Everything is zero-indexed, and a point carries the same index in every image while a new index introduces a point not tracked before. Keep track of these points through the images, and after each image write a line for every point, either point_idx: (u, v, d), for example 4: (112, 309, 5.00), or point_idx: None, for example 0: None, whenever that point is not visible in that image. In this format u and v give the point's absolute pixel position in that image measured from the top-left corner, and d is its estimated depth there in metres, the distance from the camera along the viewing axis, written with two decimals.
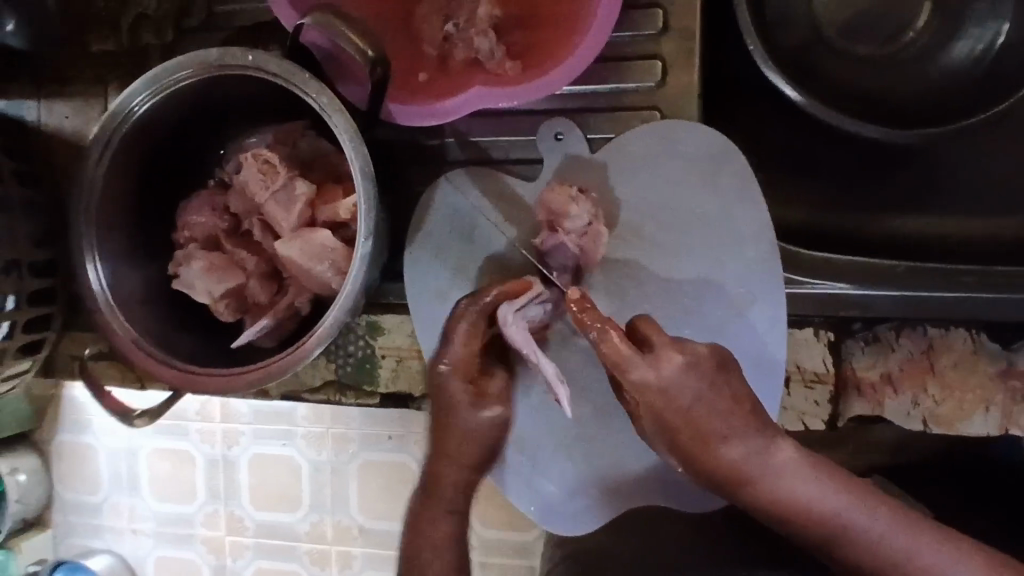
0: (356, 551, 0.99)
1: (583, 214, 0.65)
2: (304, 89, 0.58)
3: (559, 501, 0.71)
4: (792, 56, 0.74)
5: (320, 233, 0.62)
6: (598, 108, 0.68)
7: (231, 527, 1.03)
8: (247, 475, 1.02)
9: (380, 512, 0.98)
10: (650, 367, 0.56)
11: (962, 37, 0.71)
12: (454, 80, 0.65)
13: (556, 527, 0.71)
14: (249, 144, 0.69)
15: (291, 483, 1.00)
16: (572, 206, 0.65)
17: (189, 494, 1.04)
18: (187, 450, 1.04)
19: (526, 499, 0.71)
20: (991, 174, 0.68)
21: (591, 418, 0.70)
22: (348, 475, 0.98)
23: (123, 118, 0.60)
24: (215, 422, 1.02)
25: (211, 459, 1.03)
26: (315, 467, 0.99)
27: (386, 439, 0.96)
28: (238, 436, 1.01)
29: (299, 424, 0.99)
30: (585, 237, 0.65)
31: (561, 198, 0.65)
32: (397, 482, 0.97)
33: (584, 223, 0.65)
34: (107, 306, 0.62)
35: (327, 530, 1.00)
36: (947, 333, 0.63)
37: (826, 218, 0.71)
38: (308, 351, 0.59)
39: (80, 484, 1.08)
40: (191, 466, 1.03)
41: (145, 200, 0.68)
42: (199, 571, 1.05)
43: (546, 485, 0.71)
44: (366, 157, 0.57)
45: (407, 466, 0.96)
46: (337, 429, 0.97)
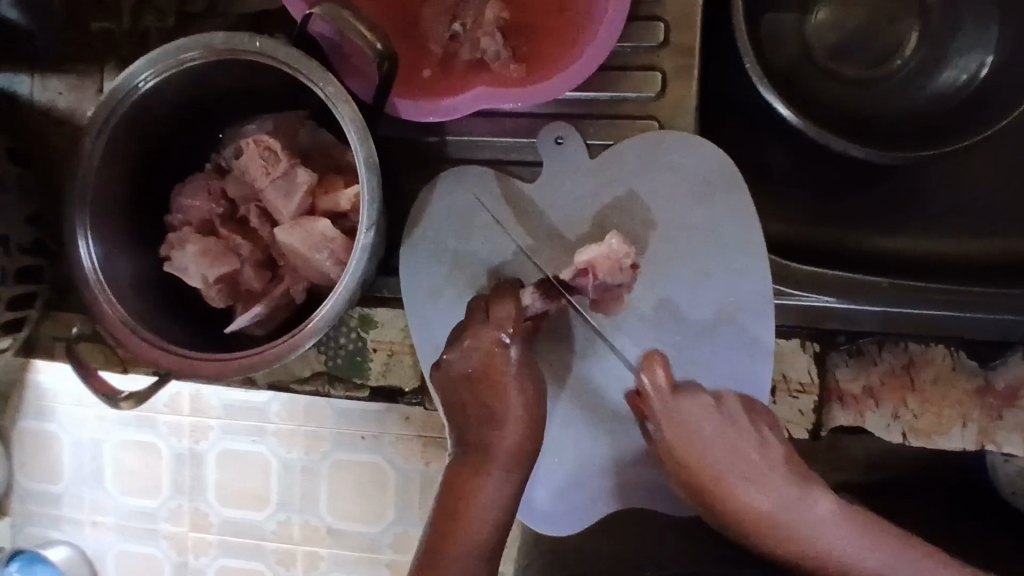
0: (323, 552, 0.99)
1: (619, 279, 0.66)
2: (312, 79, 0.58)
3: (557, 503, 0.70)
4: (782, 77, 0.76)
5: (321, 223, 0.62)
6: (597, 114, 0.69)
7: (196, 524, 1.01)
8: (214, 471, 1.00)
9: (354, 510, 0.98)
10: (676, 402, 0.65)
11: (939, 74, 0.75)
12: (457, 79, 0.65)
13: (561, 529, 0.70)
14: (247, 130, 0.68)
15: (261, 481, 0.99)
16: (615, 271, 0.65)
17: (154, 489, 1.02)
18: (153, 441, 1.01)
19: (528, 511, 0.70)
20: (968, 197, 0.71)
21: (584, 426, 0.70)
22: (319, 474, 0.98)
23: (126, 94, 0.60)
24: (183, 415, 1.00)
25: (177, 453, 1.00)
26: (284, 464, 0.98)
27: (360, 439, 0.97)
28: (207, 431, 0.99)
29: (270, 421, 0.98)
30: (608, 292, 0.67)
31: (609, 267, 0.64)
32: (371, 485, 0.97)
33: (614, 285, 0.66)
34: (99, 286, 0.61)
35: (295, 529, 0.99)
36: (927, 348, 0.66)
37: (809, 230, 0.72)
38: (300, 343, 0.59)
39: (42, 472, 1.04)
40: (157, 459, 1.01)
41: (140, 181, 0.67)
42: (161, 566, 1.03)
43: (543, 491, 0.70)
44: (371, 149, 0.57)
45: (381, 467, 0.96)
46: (309, 428, 0.97)
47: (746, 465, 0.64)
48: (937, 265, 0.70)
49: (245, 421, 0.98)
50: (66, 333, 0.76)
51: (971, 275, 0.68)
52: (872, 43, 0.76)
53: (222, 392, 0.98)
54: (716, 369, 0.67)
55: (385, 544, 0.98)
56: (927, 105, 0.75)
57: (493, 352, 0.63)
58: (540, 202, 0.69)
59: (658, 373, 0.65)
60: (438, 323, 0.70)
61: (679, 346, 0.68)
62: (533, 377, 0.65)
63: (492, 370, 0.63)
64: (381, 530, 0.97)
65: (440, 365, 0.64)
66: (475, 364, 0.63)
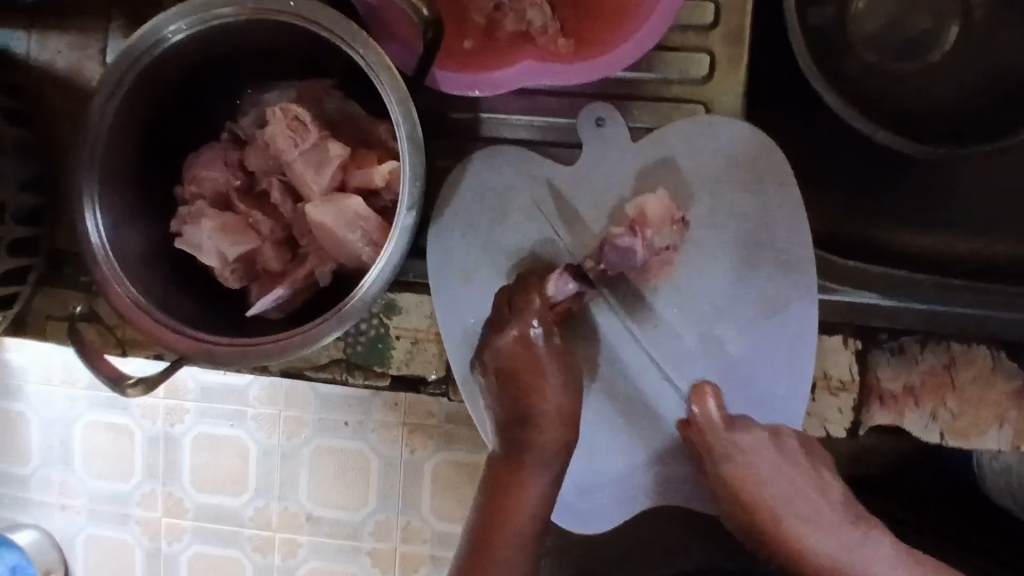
0: (302, 540, 0.95)
1: (666, 240, 0.64)
2: (351, 44, 0.54)
3: (592, 500, 0.68)
4: (826, 55, 0.73)
5: (353, 200, 0.58)
6: (639, 95, 0.66)
7: (169, 509, 0.96)
8: (190, 455, 0.95)
9: (338, 501, 0.93)
10: (732, 433, 0.64)
11: (979, 67, 0.73)
12: (500, 51, 0.62)
13: (607, 524, 0.69)
14: (269, 98, 0.64)
15: (239, 466, 0.94)
16: (666, 225, 0.64)
17: (127, 472, 0.96)
18: (126, 425, 0.96)
19: (560, 511, 0.68)
20: (1002, 197, 0.70)
21: (620, 420, 0.67)
22: (299, 459, 0.93)
23: (154, 43, 0.55)
24: (158, 399, 0.95)
25: (151, 436, 0.96)
26: (264, 450, 0.94)
27: (344, 426, 0.92)
28: (183, 414, 0.95)
29: (249, 406, 0.94)
30: (656, 256, 0.65)
31: (661, 217, 0.64)
32: (351, 469, 0.93)
33: (662, 246, 0.64)
34: (107, 261, 0.56)
35: (272, 516, 0.95)
36: (969, 349, 0.65)
37: (844, 225, 0.71)
38: (326, 330, 0.55)
39: (7, 452, 0.98)
40: (129, 442, 0.96)
41: (151, 147, 0.62)
42: (133, 553, 0.98)
43: (573, 488, 0.68)
44: (414, 123, 0.53)
45: (365, 454, 0.92)
46: (292, 413, 0.93)
47: (782, 484, 0.66)
48: (962, 263, 0.69)
49: (223, 404, 0.94)
50: (66, 311, 0.71)
51: (993, 273, 0.68)
52: (909, 33, 0.74)
53: (197, 373, 0.93)
54: (755, 361, 0.66)
55: (367, 534, 0.94)
56: (962, 99, 0.73)
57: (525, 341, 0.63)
58: (578, 187, 0.66)
59: (709, 405, 0.64)
60: (468, 308, 0.67)
61: (719, 336, 0.66)
62: (568, 368, 0.64)
63: (523, 358, 0.62)
64: (363, 518, 0.93)
65: (478, 350, 0.64)
66: (504, 343, 0.63)
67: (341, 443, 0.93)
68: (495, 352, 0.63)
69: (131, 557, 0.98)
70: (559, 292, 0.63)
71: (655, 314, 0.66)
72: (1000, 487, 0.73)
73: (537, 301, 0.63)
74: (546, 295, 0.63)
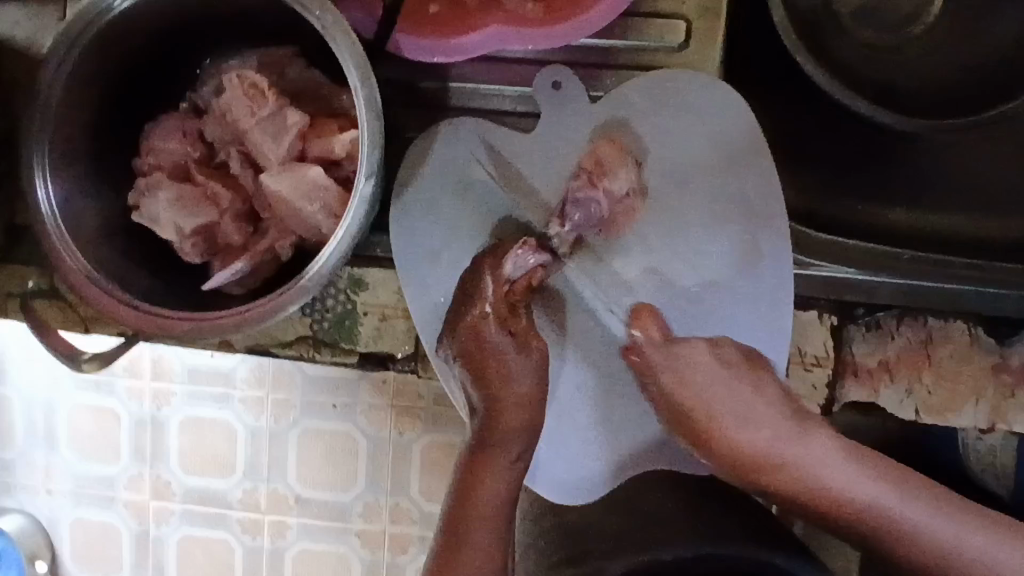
0: (290, 522, 0.93)
1: (624, 184, 0.64)
2: (308, 8, 0.51)
3: (575, 470, 0.67)
4: (808, 23, 0.70)
5: (313, 170, 0.57)
6: (613, 64, 0.64)
7: (158, 493, 0.95)
8: (177, 438, 0.93)
9: (322, 481, 0.92)
10: (674, 352, 0.62)
11: (967, 34, 0.71)
12: (468, 17, 0.59)
13: (598, 495, 0.67)
14: (229, 67, 0.62)
15: (225, 448, 0.93)
16: (619, 168, 0.64)
17: (111, 454, 0.95)
18: (113, 407, 0.94)
19: (534, 476, 0.67)
20: (987, 169, 0.68)
21: (605, 388, 0.67)
22: (286, 442, 0.92)
23: (98, 13, 0.52)
24: (144, 379, 0.93)
25: (137, 419, 0.94)
26: (251, 432, 0.92)
27: (331, 408, 0.90)
28: (169, 396, 0.93)
29: (236, 387, 0.92)
30: (619, 204, 0.64)
31: (614, 158, 0.64)
32: (341, 453, 0.91)
33: (622, 192, 0.64)
34: (57, 232, 0.54)
35: (260, 498, 0.93)
36: (946, 324, 0.64)
37: (825, 200, 0.70)
38: (284, 306, 0.53)
39: None
40: (115, 424, 0.94)
41: (107, 116, 0.60)
42: (121, 535, 0.97)
43: (556, 458, 0.67)
44: (373, 88, 0.51)
45: (353, 437, 0.91)
46: (278, 394, 0.91)
47: (740, 404, 0.60)
48: (941, 239, 0.68)
49: (207, 386, 0.92)
50: (23, 288, 0.69)
51: (971, 250, 0.67)
52: (892, 6, 0.73)
53: (182, 354, 0.92)
54: (732, 325, 0.65)
55: (354, 514, 0.92)
56: (947, 70, 0.71)
57: (484, 333, 0.60)
58: (547, 155, 0.64)
59: (649, 326, 0.63)
60: (440, 288, 0.66)
61: (698, 310, 0.66)
62: (535, 349, 0.61)
63: (492, 343, 0.60)
64: (352, 498, 0.92)
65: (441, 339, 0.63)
66: (467, 330, 0.60)
67: (330, 426, 0.91)
68: (461, 337, 0.61)
69: (117, 539, 0.97)
70: (514, 269, 0.61)
71: (631, 280, 0.66)
72: (984, 465, 0.73)
73: (496, 286, 0.61)
74: (504, 274, 0.61)
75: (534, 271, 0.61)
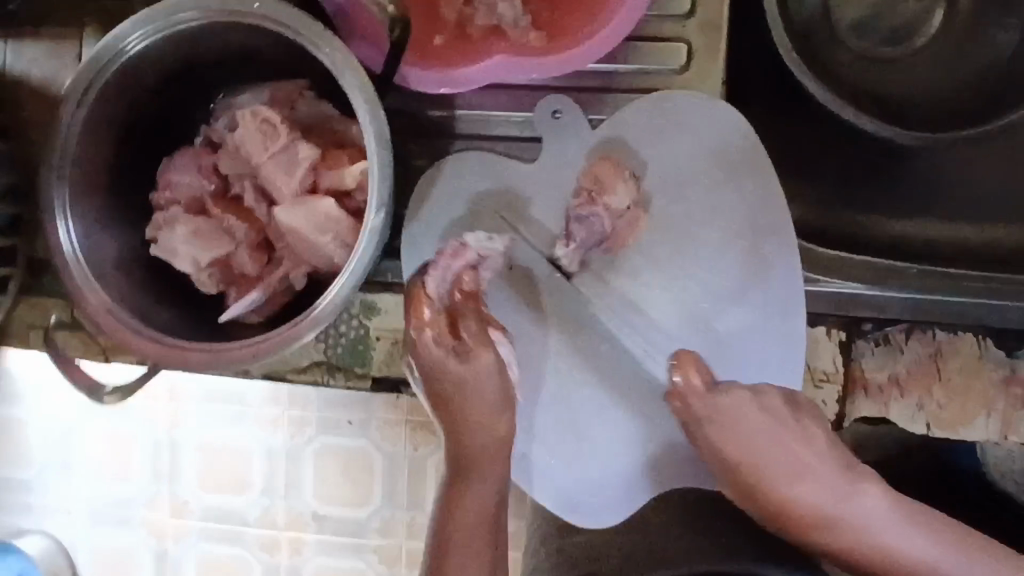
0: (307, 539, 0.91)
1: (623, 200, 0.65)
2: (317, 45, 0.53)
3: (583, 486, 0.68)
4: (806, 43, 0.72)
5: (324, 202, 0.59)
6: (617, 87, 0.65)
7: (174, 513, 0.92)
8: (195, 458, 0.90)
9: (338, 498, 0.90)
10: (716, 401, 0.62)
11: (971, 49, 0.72)
12: (472, 48, 0.61)
13: (610, 512, 0.67)
14: (242, 101, 0.64)
15: (240, 465, 0.90)
16: (618, 185, 0.65)
17: (127, 476, 0.91)
18: (129, 430, 0.90)
19: (545, 490, 0.68)
20: (985, 179, 0.70)
21: (607, 402, 0.67)
22: (302, 459, 0.89)
23: (113, 57, 0.54)
24: (161, 401, 0.89)
25: (154, 441, 0.90)
26: (268, 451, 0.90)
27: (347, 424, 0.88)
28: (184, 416, 0.90)
29: (250, 406, 0.89)
30: (622, 218, 0.65)
31: (612, 176, 0.65)
32: (356, 470, 0.89)
33: (623, 206, 0.65)
34: (79, 269, 0.56)
35: (278, 516, 0.91)
36: (955, 336, 0.64)
37: (831, 216, 0.71)
38: (299, 333, 0.55)
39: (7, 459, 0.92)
40: (130, 447, 0.90)
41: (125, 153, 0.62)
42: (136, 560, 0.93)
43: (566, 473, 0.68)
44: (382, 121, 0.52)
45: (369, 454, 0.88)
46: (295, 411, 0.88)
47: (774, 448, 0.62)
48: (948, 250, 0.69)
49: (222, 402, 0.89)
50: (43, 319, 0.71)
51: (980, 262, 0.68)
52: (898, 17, 0.73)
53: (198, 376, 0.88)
54: (743, 330, 0.66)
55: (371, 531, 0.90)
56: (950, 84, 0.72)
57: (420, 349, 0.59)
58: (550, 176, 0.66)
59: (691, 375, 0.62)
60: None
61: (705, 322, 0.66)
62: (478, 359, 0.60)
63: (428, 360, 0.59)
64: (367, 516, 0.89)
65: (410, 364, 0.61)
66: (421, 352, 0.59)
67: (342, 442, 0.89)
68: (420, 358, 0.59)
69: (134, 564, 0.93)
70: (437, 284, 0.59)
71: (642, 298, 0.66)
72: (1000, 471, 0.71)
73: (415, 310, 0.58)
74: (427, 291, 0.59)
75: (461, 276, 0.60)
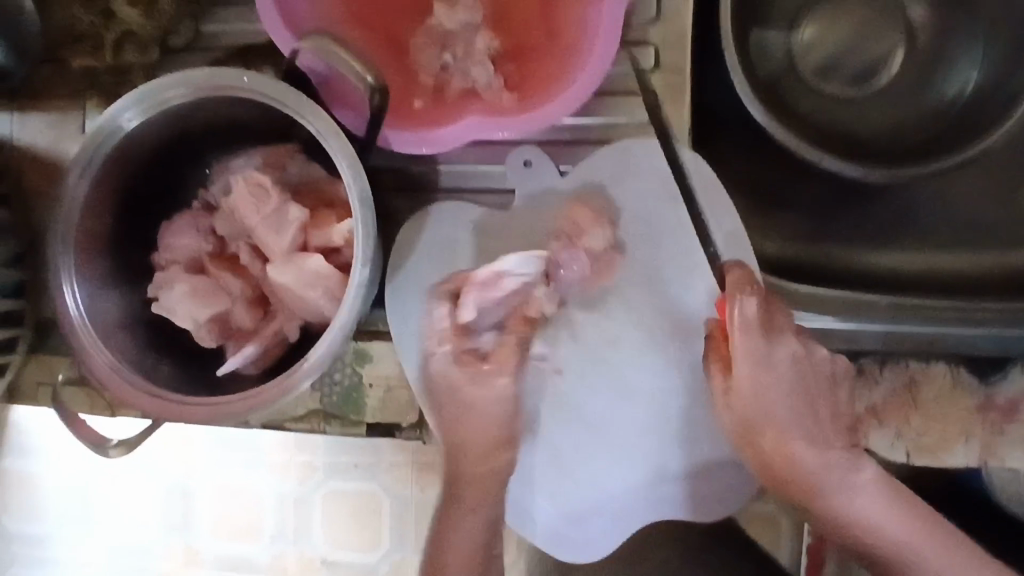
0: None
1: (601, 240, 0.68)
2: (301, 115, 0.57)
3: (568, 523, 0.70)
4: (771, 86, 0.75)
5: (313, 259, 0.62)
6: (587, 140, 0.69)
7: (187, 561, 0.92)
8: (208, 506, 0.91)
9: (350, 543, 0.90)
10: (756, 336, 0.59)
11: (933, 84, 0.75)
12: (449, 108, 0.66)
13: (594, 548, 0.69)
14: (236, 165, 0.67)
15: (251, 513, 0.91)
16: (594, 228, 0.68)
17: (139, 526, 0.92)
18: (141, 479, 0.92)
19: (531, 526, 0.70)
20: (954, 208, 0.73)
21: (589, 439, 0.69)
22: (311, 504, 0.90)
23: (111, 133, 0.58)
24: (171, 450, 0.91)
25: (169, 487, 0.91)
26: (279, 498, 0.90)
27: (354, 468, 0.88)
28: (195, 464, 0.91)
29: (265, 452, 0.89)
30: (599, 259, 0.69)
31: (588, 220, 0.68)
32: (366, 513, 0.90)
33: (601, 248, 0.69)
34: (86, 332, 0.59)
35: (290, 563, 0.91)
36: (928, 367, 0.67)
37: (806, 251, 0.74)
38: (295, 383, 0.57)
39: (22, 513, 0.94)
40: (144, 496, 0.92)
41: (124, 219, 0.66)
42: None
43: (551, 510, 0.70)
44: (364, 181, 0.56)
45: (377, 498, 0.89)
46: (303, 457, 0.89)
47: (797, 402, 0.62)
48: (922, 281, 0.72)
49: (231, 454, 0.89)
50: (51, 377, 0.75)
51: (956, 291, 0.70)
52: (861, 58, 0.76)
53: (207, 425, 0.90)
54: None
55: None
56: (915, 117, 0.75)
57: (433, 370, 0.63)
58: (529, 225, 0.69)
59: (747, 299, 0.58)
60: None
61: (681, 358, 0.69)
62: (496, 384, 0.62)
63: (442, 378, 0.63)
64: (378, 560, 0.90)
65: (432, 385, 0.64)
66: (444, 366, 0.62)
67: (353, 486, 0.89)
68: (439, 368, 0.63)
69: None
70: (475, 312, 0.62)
71: (619, 337, 0.69)
72: (1011, 494, 0.69)
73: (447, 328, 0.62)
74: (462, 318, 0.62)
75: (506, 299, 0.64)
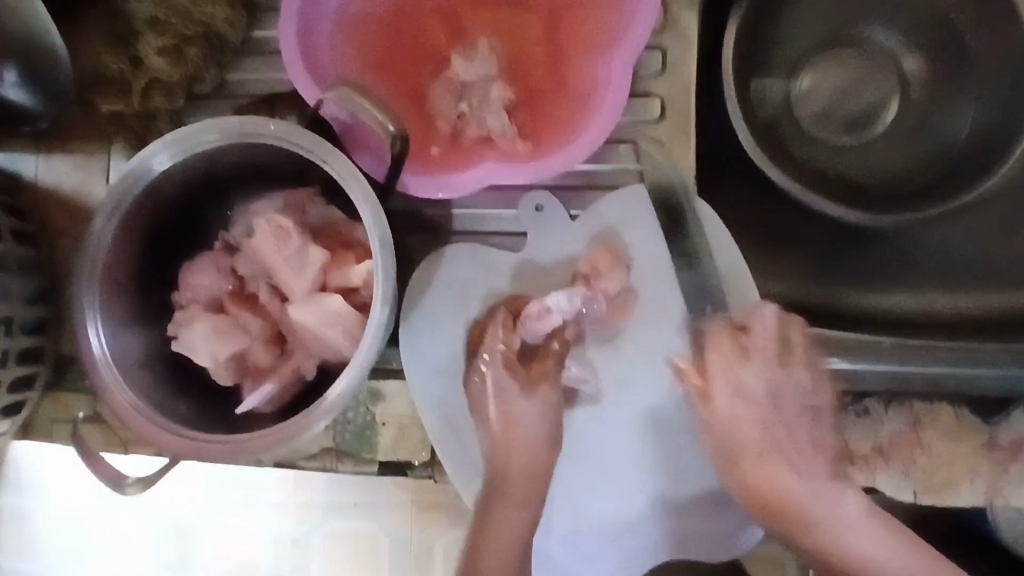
0: None
1: (617, 284, 0.70)
2: (325, 162, 0.59)
3: (580, 561, 0.70)
4: (771, 132, 0.78)
5: (332, 299, 0.64)
6: (598, 184, 0.72)
7: None
8: None
9: None
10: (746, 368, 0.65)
11: (926, 131, 0.78)
12: (465, 155, 0.68)
13: None
14: (257, 207, 0.69)
15: None
16: (612, 272, 0.70)
17: None
18: None
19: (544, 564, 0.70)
20: (953, 250, 0.75)
21: (600, 477, 0.70)
22: None
23: (141, 177, 0.61)
24: None
25: None
26: None
27: None
28: None
29: None
30: (611, 301, 0.70)
31: (608, 263, 0.70)
32: None
33: (616, 290, 0.70)
34: (107, 369, 0.60)
35: None
36: (933, 407, 0.68)
37: (810, 293, 0.76)
38: (310, 422, 0.58)
39: None
40: None
41: (148, 259, 0.68)
42: None
43: (564, 547, 0.70)
44: (384, 225, 0.58)
45: None
46: None
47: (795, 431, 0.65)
48: (925, 322, 0.74)
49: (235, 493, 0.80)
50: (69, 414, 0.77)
51: (958, 331, 0.72)
52: (856, 107, 0.80)
53: None
54: None
55: None
56: (911, 162, 0.78)
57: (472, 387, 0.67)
58: (543, 268, 0.72)
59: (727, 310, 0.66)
60: (451, 396, 0.71)
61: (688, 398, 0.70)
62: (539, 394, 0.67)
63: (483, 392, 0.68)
64: None
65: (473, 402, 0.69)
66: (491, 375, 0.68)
67: None
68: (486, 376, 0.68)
69: None
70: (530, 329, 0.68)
71: (627, 375, 0.71)
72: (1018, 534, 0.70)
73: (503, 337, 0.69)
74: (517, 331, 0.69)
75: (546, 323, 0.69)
